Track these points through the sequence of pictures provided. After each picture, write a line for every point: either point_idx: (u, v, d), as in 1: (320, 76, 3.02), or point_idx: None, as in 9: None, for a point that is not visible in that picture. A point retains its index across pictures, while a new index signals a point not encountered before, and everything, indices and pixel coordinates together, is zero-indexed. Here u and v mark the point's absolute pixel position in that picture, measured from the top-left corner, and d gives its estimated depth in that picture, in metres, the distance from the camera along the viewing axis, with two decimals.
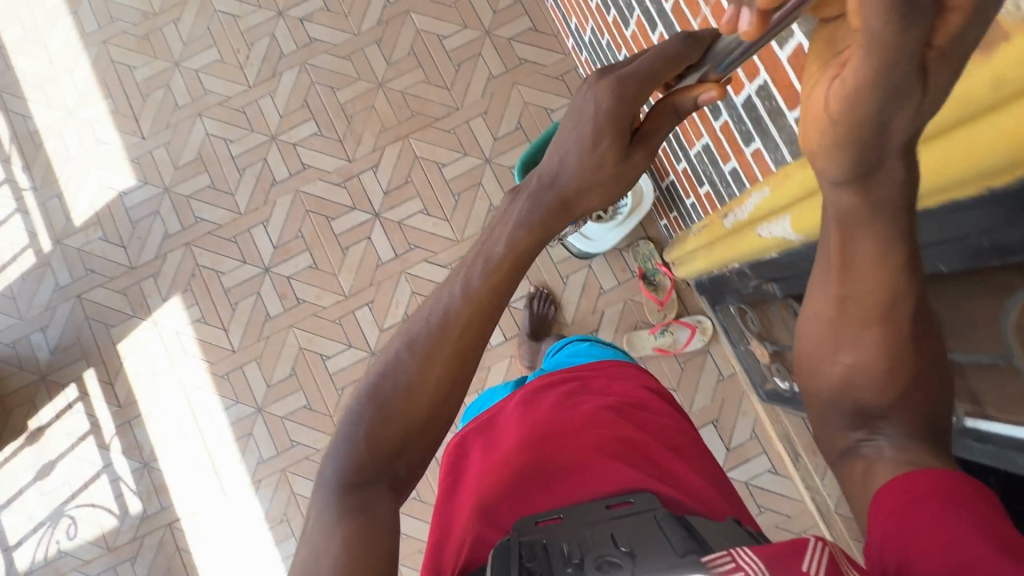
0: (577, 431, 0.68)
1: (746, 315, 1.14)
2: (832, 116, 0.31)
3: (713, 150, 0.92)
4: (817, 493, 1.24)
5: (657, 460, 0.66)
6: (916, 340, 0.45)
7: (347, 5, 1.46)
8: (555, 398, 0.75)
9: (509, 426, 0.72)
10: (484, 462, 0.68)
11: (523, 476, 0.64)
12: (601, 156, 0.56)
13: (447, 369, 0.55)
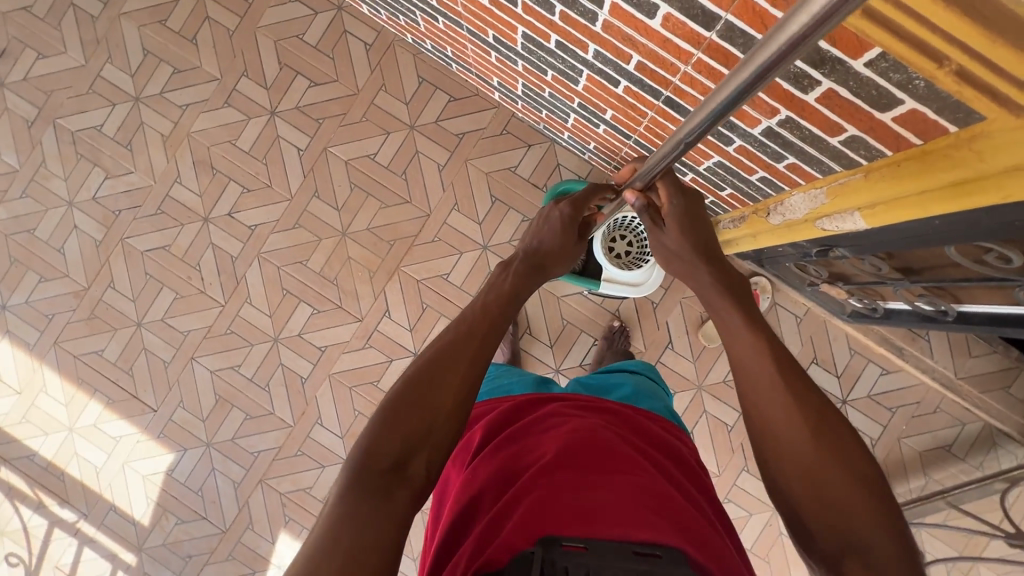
0: (620, 457, 0.61)
1: (808, 270, 1.15)
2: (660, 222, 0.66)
3: (722, 161, 0.90)
4: (932, 370, 1.29)
5: (698, 517, 0.56)
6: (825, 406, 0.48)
7: (264, 175, 1.35)
8: (597, 422, 0.68)
9: (545, 432, 0.66)
10: (510, 466, 0.62)
11: (552, 483, 0.56)
12: (566, 239, 0.81)
13: (471, 370, 0.57)
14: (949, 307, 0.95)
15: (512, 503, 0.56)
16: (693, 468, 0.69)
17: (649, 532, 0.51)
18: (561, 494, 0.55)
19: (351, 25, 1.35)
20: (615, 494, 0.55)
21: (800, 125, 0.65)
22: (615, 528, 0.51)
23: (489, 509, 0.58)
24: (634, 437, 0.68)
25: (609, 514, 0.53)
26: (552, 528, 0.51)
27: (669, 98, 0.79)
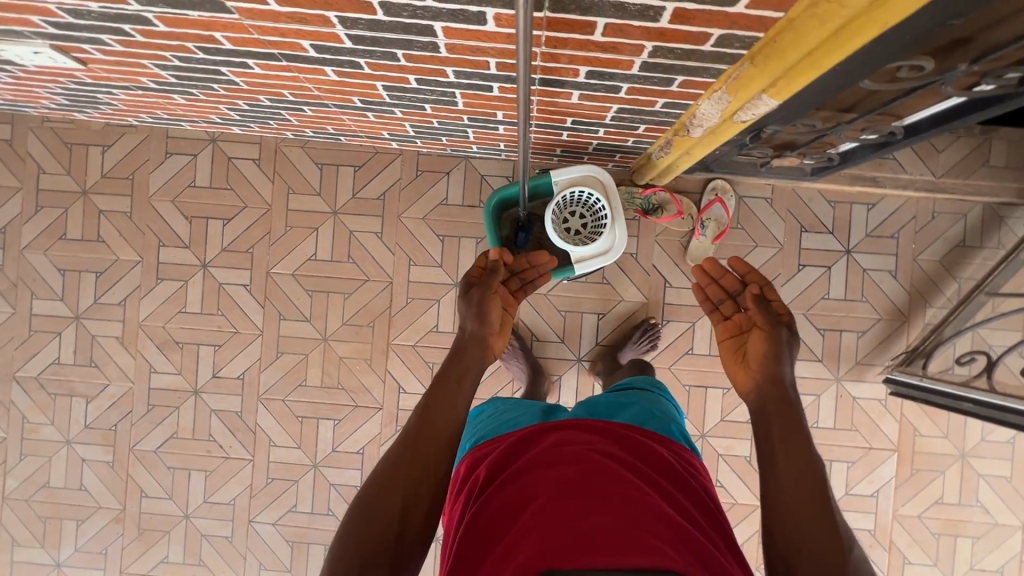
0: (615, 487, 0.71)
1: (752, 155, 1.13)
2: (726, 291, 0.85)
3: (621, 107, 0.88)
4: (912, 182, 1.28)
5: (686, 535, 0.67)
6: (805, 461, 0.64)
7: (226, 324, 1.34)
8: (594, 448, 0.79)
9: (546, 461, 0.76)
10: (515, 497, 0.72)
11: (553, 519, 0.67)
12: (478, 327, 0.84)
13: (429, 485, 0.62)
14: (895, 127, 0.94)
15: (519, 537, 0.66)
16: (687, 477, 0.80)
17: (640, 560, 0.62)
18: (561, 528, 0.66)
19: (232, 150, 1.34)
20: (611, 525, 0.66)
21: (670, 47, 0.65)
22: (609, 559, 0.62)
23: (498, 538, 0.68)
24: (631, 458, 0.79)
25: (605, 547, 0.63)
26: (556, 563, 0.62)
27: (544, 78, 0.77)
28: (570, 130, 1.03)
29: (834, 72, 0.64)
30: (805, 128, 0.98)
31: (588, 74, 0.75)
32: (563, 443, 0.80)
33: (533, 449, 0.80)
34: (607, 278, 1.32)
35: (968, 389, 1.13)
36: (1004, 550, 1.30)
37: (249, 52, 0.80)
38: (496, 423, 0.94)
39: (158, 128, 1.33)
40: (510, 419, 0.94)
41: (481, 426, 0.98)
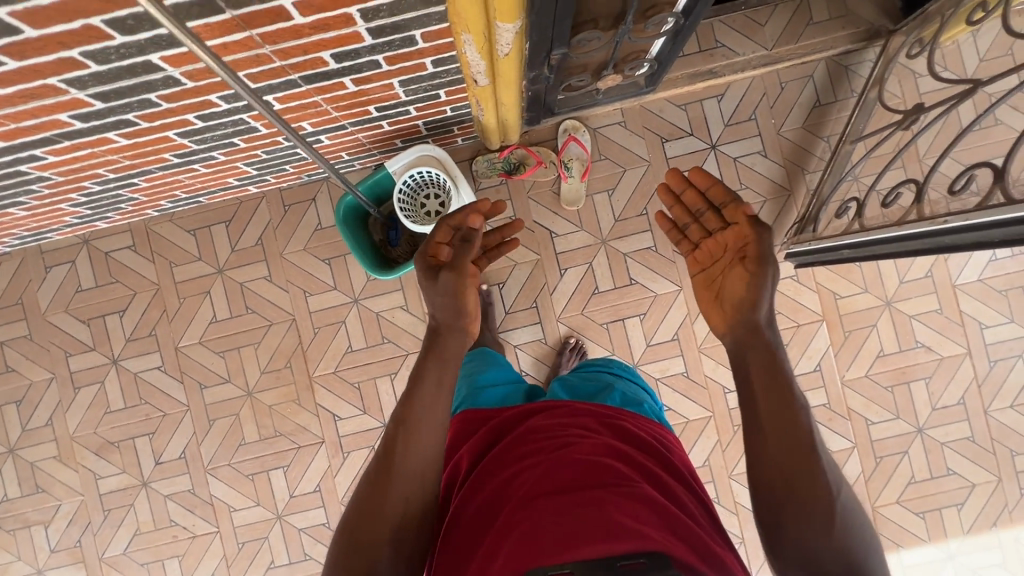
0: (602, 475, 0.68)
1: (576, 85, 1.14)
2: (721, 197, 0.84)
3: (402, 79, 0.89)
4: (749, 62, 1.29)
5: (679, 521, 0.64)
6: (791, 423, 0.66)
7: (153, 410, 1.35)
8: (580, 437, 0.76)
9: (529, 455, 0.73)
10: (497, 496, 0.69)
11: (539, 512, 0.63)
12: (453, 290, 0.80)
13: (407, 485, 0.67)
14: (674, 13, 0.95)
15: (503, 536, 0.62)
16: (674, 464, 0.78)
17: (629, 545, 0.58)
18: (547, 521, 0.62)
19: (106, 245, 1.36)
20: (598, 513, 0.62)
21: (372, 5, 0.67)
22: (597, 547, 0.58)
23: (484, 538, 0.65)
24: (619, 444, 0.76)
25: (592, 534, 0.59)
26: (541, 557, 0.58)
27: (302, 76, 0.79)
28: (384, 118, 1.04)
29: None
30: (597, 43, 0.99)
31: (336, 58, 0.77)
32: (548, 433, 0.77)
33: (514, 441, 0.77)
34: None
35: (841, 236, 1.07)
36: (958, 380, 1.29)
37: (26, 142, 0.82)
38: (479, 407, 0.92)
39: (30, 248, 1.36)
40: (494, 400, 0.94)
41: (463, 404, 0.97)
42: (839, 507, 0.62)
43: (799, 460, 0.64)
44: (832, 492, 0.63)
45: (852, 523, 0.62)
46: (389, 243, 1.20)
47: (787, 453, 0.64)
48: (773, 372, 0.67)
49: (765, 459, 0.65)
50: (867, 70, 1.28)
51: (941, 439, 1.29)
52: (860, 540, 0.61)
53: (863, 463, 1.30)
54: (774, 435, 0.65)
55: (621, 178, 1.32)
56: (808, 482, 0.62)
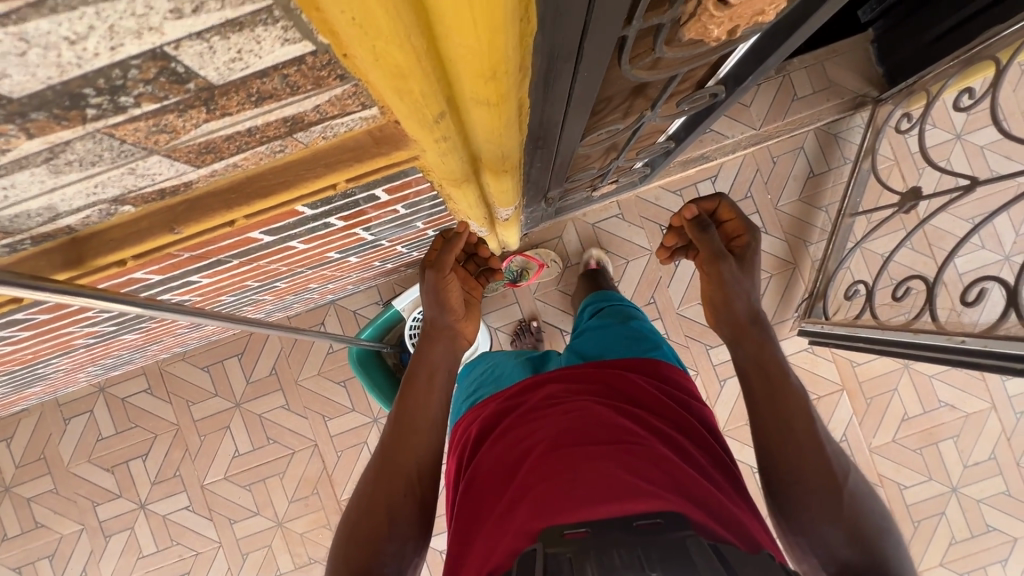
0: (613, 434, 0.67)
1: (568, 201, 1.14)
2: (728, 216, 0.86)
3: (406, 243, 0.91)
4: (739, 143, 1.30)
5: (694, 477, 0.63)
6: (791, 399, 0.67)
7: (185, 551, 1.34)
8: (588, 400, 0.75)
9: (539, 418, 0.73)
10: (507, 461, 0.69)
11: (551, 474, 0.62)
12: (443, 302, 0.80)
13: (412, 459, 0.70)
14: (663, 140, 0.95)
15: (518, 498, 0.62)
16: (702, 434, 0.75)
17: (646, 504, 0.57)
18: (559, 482, 0.61)
19: (123, 390, 1.36)
20: (607, 471, 0.61)
21: (373, 223, 0.68)
22: (610, 507, 0.57)
23: (499, 500, 0.65)
24: (633, 407, 0.75)
25: (604, 494, 0.58)
26: (555, 516, 0.57)
27: (308, 265, 0.80)
28: (389, 263, 1.05)
29: (522, 176, 0.66)
30: (589, 174, 1.00)
31: (340, 251, 0.78)
32: (557, 400, 0.77)
33: (523, 409, 0.78)
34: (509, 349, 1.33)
35: (855, 326, 1.04)
36: (987, 435, 1.28)
37: (42, 357, 0.83)
38: (486, 385, 0.93)
39: (48, 402, 1.36)
40: (502, 372, 0.94)
41: (472, 388, 0.97)
42: (849, 491, 0.61)
43: (805, 440, 0.64)
44: (839, 474, 0.63)
45: (870, 510, 0.61)
46: (402, 366, 1.18)
47: (789, 442, 0.64)
48: (767, 363, 0.71)
49: (778, 455, 0.64)
50: (857, 136, 1.31)
51: (977, 496, 1.28)
52: (878, 527, 0.60)
53: (902, 529, 1.28)
54: (778, 436, 0.65)
55: (624, 270, 1.32)
56: (817, 462, 0.63)
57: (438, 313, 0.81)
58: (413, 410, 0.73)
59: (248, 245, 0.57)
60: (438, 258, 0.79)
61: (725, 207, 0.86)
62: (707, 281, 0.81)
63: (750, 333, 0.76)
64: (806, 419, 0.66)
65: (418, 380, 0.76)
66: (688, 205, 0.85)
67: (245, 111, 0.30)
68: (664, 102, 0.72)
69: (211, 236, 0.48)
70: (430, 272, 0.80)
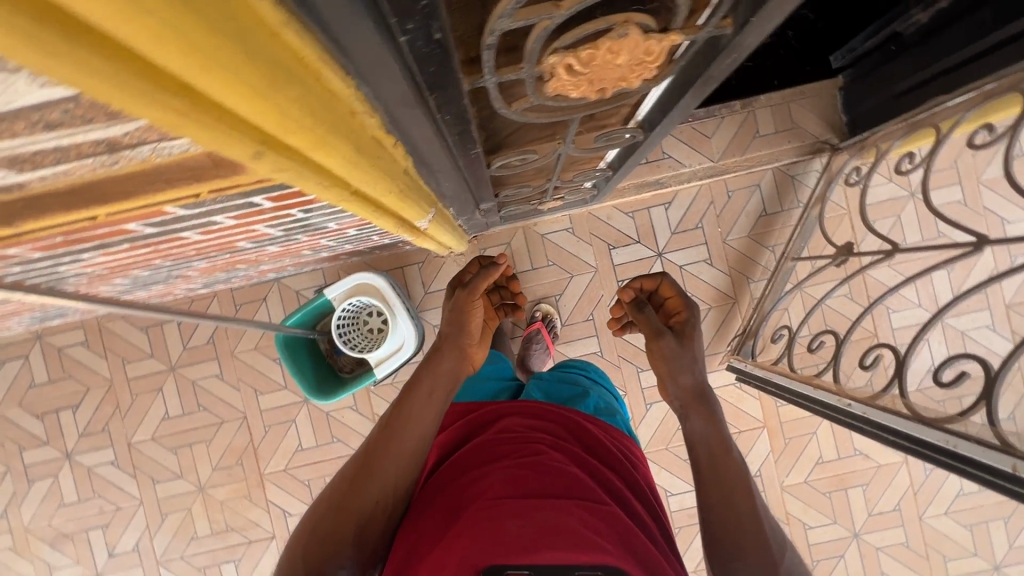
0: (565, 483, 0.71)
1: (514, 211, 1.15)
2: (670, 293, 0.93)
3: (329, 239, 0.91)
4: (697, 172, 1.31)
5: (635, 537, 0.67)
6: (739, 470, 0.69)
7: (107, 505, 1.38)
8: (543, 445, 0.78)
9: (496, 456, 0.76)
10: (461, 492, 0.71)
11: (503, 512, 0.65)
12: (465, 325, 0.91)
13: (388, 475, 0.74)
14: (602, 168, 0.96)
15: (465, 530, 0.64)
16: (645, 496, 0.80)
17: (588, 557, 0.60)
18: (510, 523, 0.63)
19: (60, 340, 1.37)
20: (559, 520, 0.64)
21: (276, 221, 0.68)
22: (557, 554, 0.60)
23: (444, 528, 0.67)
24: (587, 458, 0.79)
25: (554, 541, 0.61)
26: (501, 558, 0.60)
27: (220, 252, 0.81)
28: (323, 252, 1.06)
29: (424, 189, 0.67)
30: (528, 189, 1.00)
31: (252, 241, 0.79)
32: (518, 435, 0.80)
33: (484, 440, 0.81)
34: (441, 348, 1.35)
35: (773, 371, 1.06)
36: (895, 487, 1.32)
37: None
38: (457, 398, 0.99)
39: None
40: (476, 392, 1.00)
41: None
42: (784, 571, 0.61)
43: (744, 515, 0.64)
44: (774, 551, 0.62)
45: None
46: (335, 352, 1.21)
47: (729, 506, 0.65)
48: (719, 435, 0.72)
49: (716, 516, 0.65)
50: (813, 180, 1.30)
51: (876, 544, 1.32)
52: None
53: None
54: (718, 498, 0.66)
55: (568, 284, 1.34)
56: (751, 535, 0.63)
57: (455, 331, 0.91)
58: (399, 428, 0.77)
59: (128, 233, 0.57)
60: (472, 284, 0.93)
61: (665, 286, 0.94)
62: (651, 357, 0.86)
63: (698, 407, 0.77)
64: (745, 490, 0.66)
65: (408, 399, 0.80)
66: (628, 290, 0.94)
67: (41, 133, 0.31)
68: (583, 135, 0.72)
69: (74, 226, 0.49)
70: (462, 294, 0.92)
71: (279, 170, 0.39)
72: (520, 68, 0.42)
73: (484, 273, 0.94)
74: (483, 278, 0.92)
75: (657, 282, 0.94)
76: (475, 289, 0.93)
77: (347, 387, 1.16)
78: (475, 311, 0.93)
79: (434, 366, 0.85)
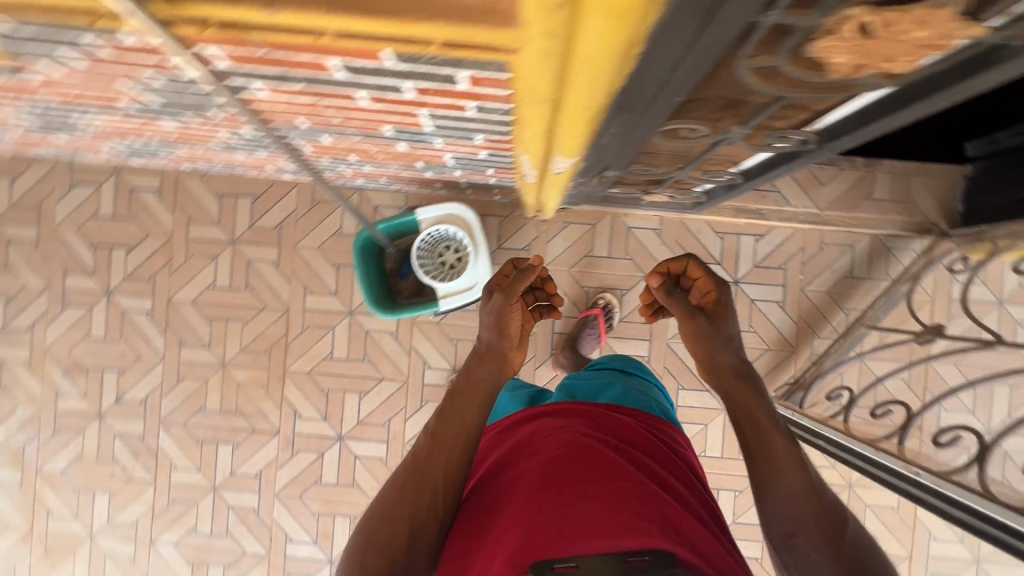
0: (603, 471, 0.71)
1: (620, 192, 1.14)
2: (697, 270, 0.79)
3: (454, 155, 0.90)
4: (798, 214, 1.29)
5: (682, 517, 0.67)
6: (789, 443, 0.68)
7: (130, 351, 1.38)
8: (578, 435, 0.78)
9: (531, 450, 0.77)
10: (502, 488, 0.72)
11: (544, 503, 0.66)
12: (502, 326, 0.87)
13: (433, 477, 0.75)
14: (732, 172, 0.95)
15: (510, 526, 0.65)
16: (689, 475, 0.80)
17: (636, 542, 0.61)
18: (552, 515, 0.65)
19: (136, 181, 1.38)
20: (600, 511, 0.65)
21: (440, 113, 0.67)
22: (601, 543, 0.61)
23: (491, 526, 0.68)
24: (629, 446, 0.78)
25: (598, 532, 0.62)
26: (550, 548, 0.61)
27: (357, 133, 0.80)
28: (430, 170, 1.06)
29: (593, 131, 0.65)
30: (651, 171, 0.99)
31: (395, 130, 0.78)
32: (552, 429, 0.80)
33: (520, 438, 0.81)
34: None
35: (824, 424, 1.04)
36: None
37: (83, 105, 0.82)
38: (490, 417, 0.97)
39: (63, 161, 1.37)
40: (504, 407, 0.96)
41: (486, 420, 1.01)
42: (846, 536, 0.61)
43: (799, 488, 0.64)
44: (836, 517, 0.62)
45: (869, 550, 0.60)
46: (399, 274, 1.18)
47: (783, 484, 0.65)
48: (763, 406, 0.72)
49: (770, 496, 0.65)
50: (908, 260, 1.27)
51: None
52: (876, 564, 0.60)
53: None
54: (768, 477, 0.66)
55: (638, 282, 1.33)
56: (808, 509, 0.62)
57: (493, 337, 0.87)
58: (441, 437, 0.78)
59: (320, 73, 0.57)
60: (509, 286, 0.87)
61: (694, 266, 0.80)
62: (689, 340, 0.80)
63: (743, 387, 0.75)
64: (797, 463, 0.66)
65: (447, 411, 0.81)
66: (651, 276, 0.81)
67: None
68: (758, 126, 0.70)
69: (295, 40, 0.48)
70: (497, 295, 0.87)
71: (554, 40, 0.40)
72: (808, 13, 0.40)
73: (521, 276, 0.88)
74: (523, 279, 0.87)
75: (682, 263, 0.80)
76: (509, 287, 0.87)
77: (406, 310, 1.17)
78: (514, 315, 0.87)
79: (472, 372, 0.85)
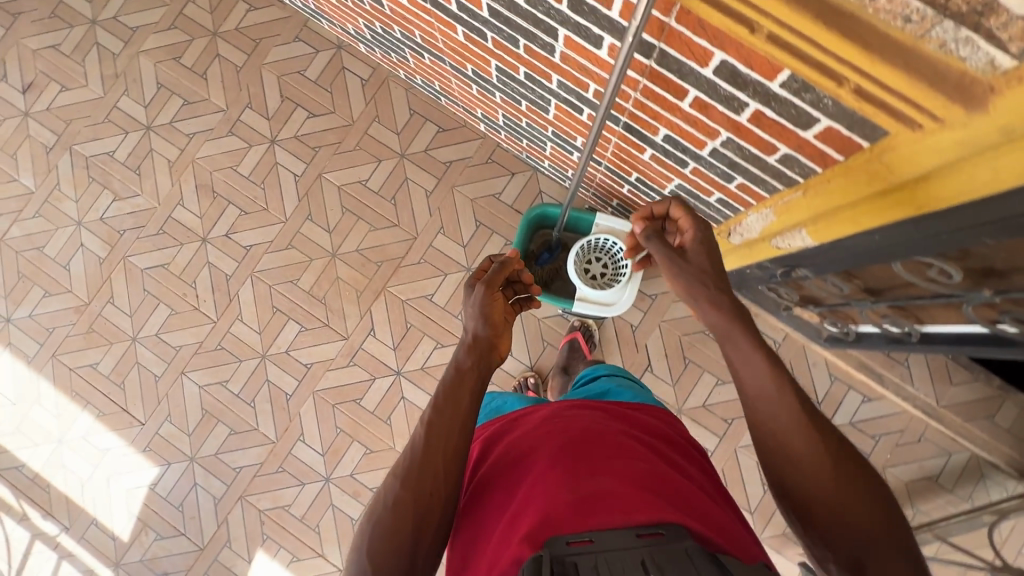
0: (612, 447, 0.61)
1: (779, 292, 1.16)
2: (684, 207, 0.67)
3: (681, 184, 0.93)
4: (915, 398, 1.29)
5: (701, 498, 0.57)
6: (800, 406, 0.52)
7: (262, 200, 1.43)
8: (585, 413, 0.68)
9: (539, 426, 0.66)
10: (510, 464, 0.62)
11: (555, 476, 0.56)
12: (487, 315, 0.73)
13: (432, 470, 0.59)
14: (912, 329, 0.95)
15: (522, 504, 0.55)
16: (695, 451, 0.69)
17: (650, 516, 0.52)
18: (564, 490, 0.55)
19: (349, 62, 1.45)
20: (615, 487, 0.55)
21: (739, 144, 0.70)
22: (615, 521, 0.51)
23: (499, 508, 0.58)
24: (638, 427, 0.67)
25: (611, 508, 0.52)
26: (561, 523, 0.51)
27: (626, 122, 0.85)
28: (631, 186, 1.09)
29: (873, 233, 0.66)
30: (835, 289, 1.01)
31: (664, 138, 0.81)
32: (560, 407, 0.69)
33: (525, 417, 0.70)
34: (597, 327, 1.35)
35: None
36: None
37: None
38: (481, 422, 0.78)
39: (301, 16, 1.46)
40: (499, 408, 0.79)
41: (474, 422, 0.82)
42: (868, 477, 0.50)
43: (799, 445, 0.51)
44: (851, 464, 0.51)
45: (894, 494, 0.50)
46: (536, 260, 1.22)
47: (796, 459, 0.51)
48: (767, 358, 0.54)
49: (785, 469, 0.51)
50: (997, 494, 1.24)
51: None
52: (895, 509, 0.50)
53: None
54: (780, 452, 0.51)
55: None
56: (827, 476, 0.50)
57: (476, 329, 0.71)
58: (427, 424, 0.62)
59: (690, 61, 0.61)
60: (490, 274, 0.77)
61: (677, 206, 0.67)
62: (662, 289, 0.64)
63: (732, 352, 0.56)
64: (803, 422, 0.51)
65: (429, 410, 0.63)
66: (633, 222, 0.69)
67: None
68: (1007, 300, 0.71)
69: (723, 27, 0.52)
70: (479, 289, 0.75)
71: (998, 138, 0.43)
72: None
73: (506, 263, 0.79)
74: (496, 271, 0.77)
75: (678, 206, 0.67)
76: (496, 272, 0.77)
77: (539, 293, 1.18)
78: (499, 297, 0.75)
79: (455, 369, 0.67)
